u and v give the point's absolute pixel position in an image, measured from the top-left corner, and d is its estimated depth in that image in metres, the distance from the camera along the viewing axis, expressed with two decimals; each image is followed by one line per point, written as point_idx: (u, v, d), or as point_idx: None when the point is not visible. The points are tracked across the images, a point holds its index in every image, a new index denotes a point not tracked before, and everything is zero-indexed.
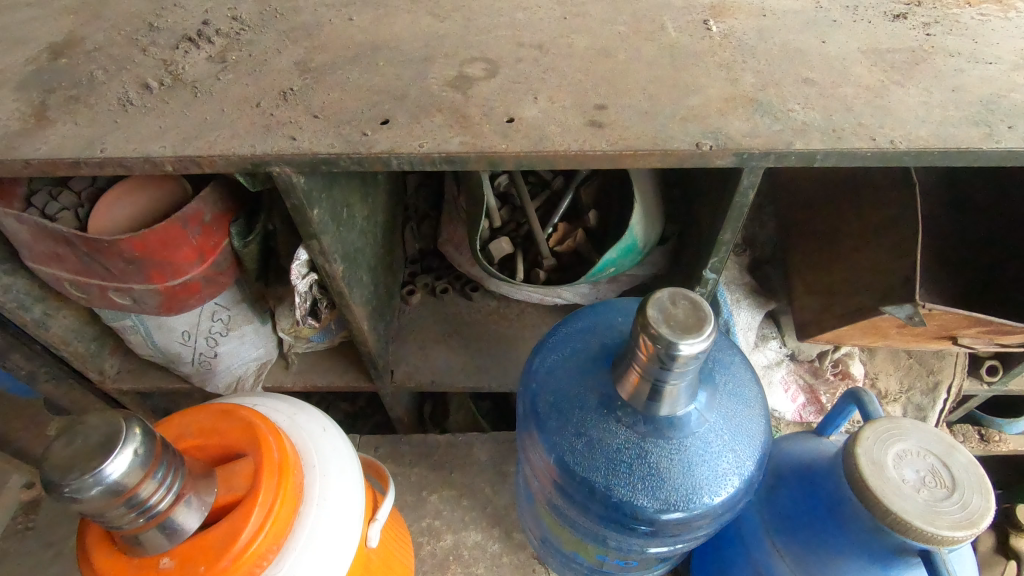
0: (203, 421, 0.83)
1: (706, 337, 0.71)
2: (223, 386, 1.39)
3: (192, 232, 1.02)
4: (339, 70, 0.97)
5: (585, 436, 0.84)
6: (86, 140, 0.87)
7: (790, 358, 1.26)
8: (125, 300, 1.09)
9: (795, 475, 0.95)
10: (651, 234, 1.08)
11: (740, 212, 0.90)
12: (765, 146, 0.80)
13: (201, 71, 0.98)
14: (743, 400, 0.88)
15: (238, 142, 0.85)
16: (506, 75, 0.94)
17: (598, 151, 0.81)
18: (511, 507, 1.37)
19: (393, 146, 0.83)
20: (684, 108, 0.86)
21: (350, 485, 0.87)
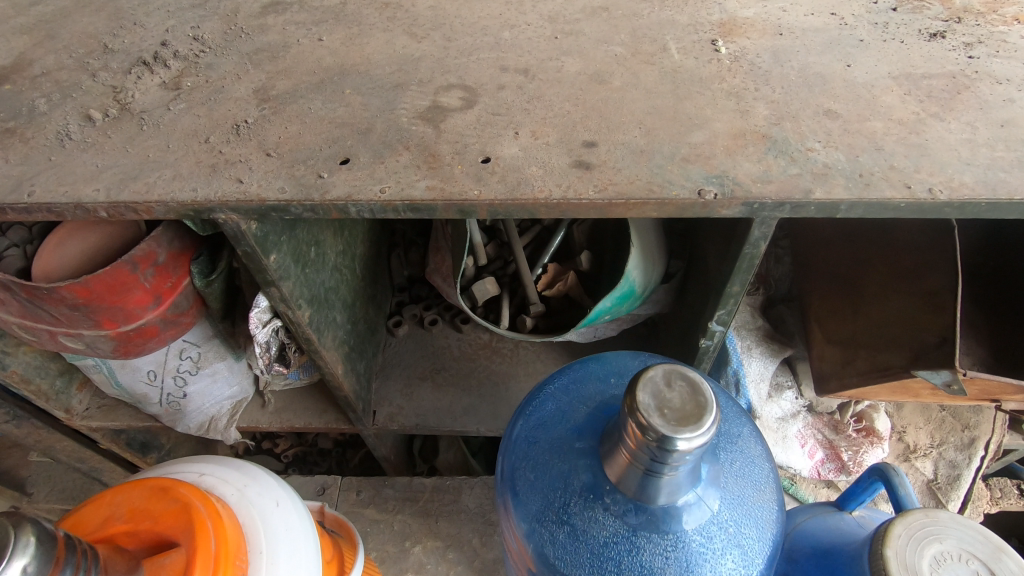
0: (136, 501, 0.74)
1: (706, 430, 0.60)
2: (195, 425, 1.30)
3: (144, 275, 0.93)
4: (302, 99, 0.87)
5: (568, 526, 0.74)
6: (15, 181, 0.78)
7: (808, 411, 1.14)
8: (77, 345, 1.00)
9: (812, 560, 0.85)
10: (650, 278, 0.96)
11: (750, 263, 0.78)
12: (779, 195, 0.69)
13: (151, 100, 0.89)
14: (753, 483, 0.77)
15: (179, 186, 0.75)
16: (485, 105, 0.83)
17: (584, 200, 0.70)
18: (500, 562, 1.26)
19: (350, 192, 0.73)
20: (685, 146, 0.75)
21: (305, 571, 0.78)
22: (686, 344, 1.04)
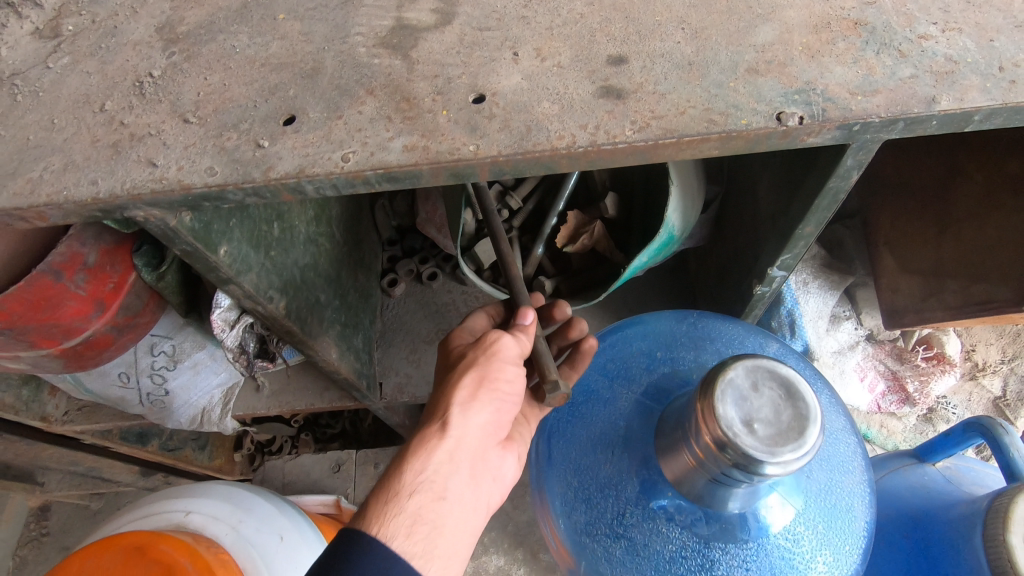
0: (110, 567, 0.62)
1: (810, 448, 0.46)
2: (186, 420, 1.17)
3: (74, 282, 0.76)
4: (221, 34, 0.65)
5: (625, 540, 0.62)
6: None
7: (867, 340, 1.00)
8: (20, 366, 0.85)
9: (897, 528, 0.75)
10: (692, 218, 0.79)
11: (834, 199, 0.60)
12: (890, 109, 0.50)
13: (23, 56, 0.67)
14: (840, 465, 0.64)
15: (74, 177, 0.56)
16: (468, 18, 0.61)
17: (620, 144, 0.51)
18: (535, 523, 1.18)
19: (301, 165, 0.54)
20: (750, 50, 0.55)
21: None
22: (731, 288, 0.88)
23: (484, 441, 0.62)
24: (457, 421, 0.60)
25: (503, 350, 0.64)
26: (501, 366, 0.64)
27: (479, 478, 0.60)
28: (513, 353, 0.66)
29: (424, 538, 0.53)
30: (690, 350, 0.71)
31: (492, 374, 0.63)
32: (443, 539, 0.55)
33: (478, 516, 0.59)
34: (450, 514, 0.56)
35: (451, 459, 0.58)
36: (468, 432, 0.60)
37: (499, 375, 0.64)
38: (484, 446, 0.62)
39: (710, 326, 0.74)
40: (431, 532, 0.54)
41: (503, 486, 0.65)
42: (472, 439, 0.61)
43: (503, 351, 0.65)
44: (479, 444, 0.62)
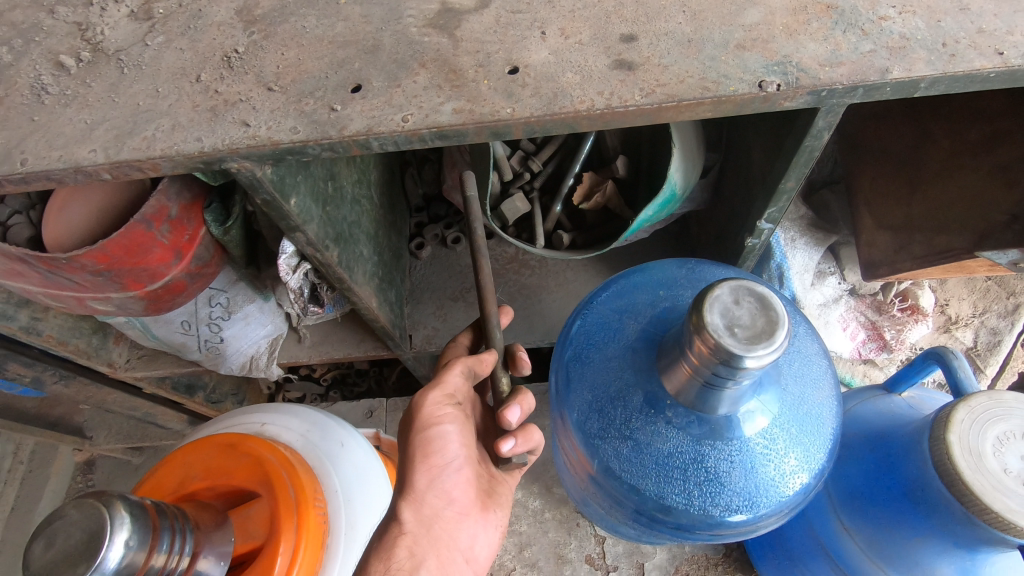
0: (208, 460, 0.75)
1: (778, 346, 0.59)
2: (238, 367, 1.30)
3: (160, 232, 0.88)
4: (292, 16, 0.76)
5: (632, 441, 0.75)
6: (3, 149, 0.71)
7: (850, 294, 1.12)
8: (107, 307, 0.98)
9: (864, 444, 0.87)
10: (691, 177, 0.90)
11: (810, 156, 0.72)
12: (852, 78, 0.61)
13: (123, 35, 0.79)
14: (812, 382, 0.77)
15: (181, 136, 0.69)
16: (502, 3, 0.73)
17: (631, 107, 0.63)
18: (550, 462, 1.31)
19: (370, 124, 0.66)
20: (739, 30, 0.66)
21: (369, 506, 0.81)
22: (728, 244, 1.00)
23: (442, 533, 0.75)
24: (408, 513, 0.74)
25: (427, 409, 0.78)
26: (427, 432, 0.77)
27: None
28: (440, 407, 0.79)
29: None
30: (689, 288, 0.83)
31: (428, 445, 0.76)
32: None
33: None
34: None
35: (410, 555, 0.72)
36: (427, 533, 0.74)
37: (433, 438, 0.77)
38: (449, 540, 0.75)
39: (707, 271, 0.86)
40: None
41: (476, 566, 0.80)
42: (432, 531, 0.74)
43: (428, 412, 0.78)
44: (438, 528, 0.75)
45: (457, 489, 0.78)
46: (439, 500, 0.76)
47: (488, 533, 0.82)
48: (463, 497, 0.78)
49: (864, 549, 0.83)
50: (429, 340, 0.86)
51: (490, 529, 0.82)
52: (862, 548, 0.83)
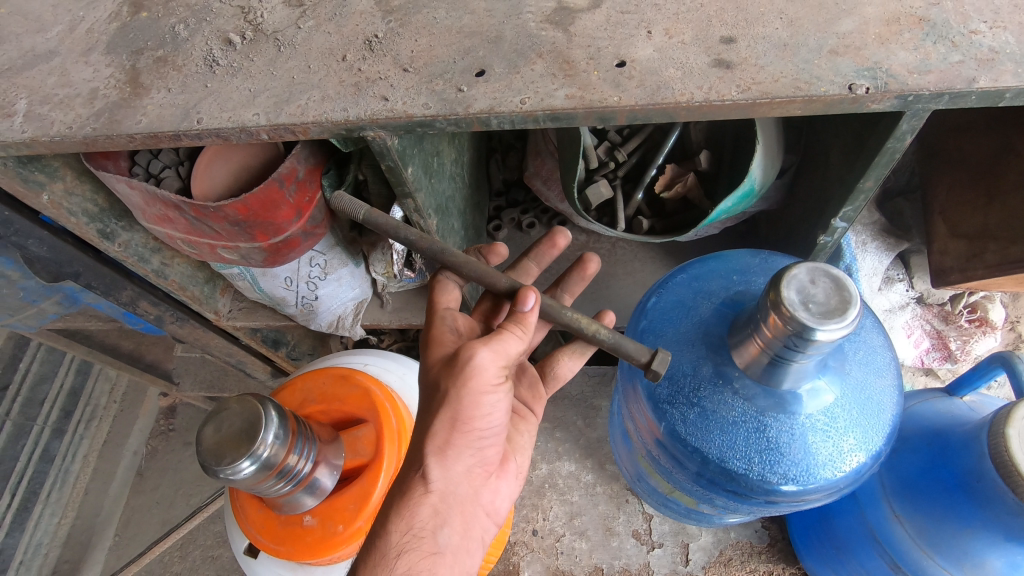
0: (324, 387, 0.90)
1: (848, 322, 0.66)
2: (326, 324, 1.43)
3: (289, 191, 1.01)
4: (425, 8, 0.87)
5: (699, 407, 0.82)
6: (183, 109, 0.85)
7: (917, 302, 1.14)
8: (232, 256, 1.11)
9: (921, 439, 0.91)
10: (771, 173, 0.97)
11: (891, 158, 0.77)
12: (939, 85, 0.66)
13: (280, 19, 0.92)
14: (875, 370, 0.84)
15: (330, 106, 0.80)
16: (613, 3, 0.81)
17: (727, 101, 0.70)
18: (605, 440, 1.37)
19: (492, 104, 0.76)
20: (833, 37, 0.72)
21: None
22: (800, 241, 1.05)
23: (466, 492, 0.78)
24: (439, 474, 0.75)
25: (479, 373, 0.76)
26: (476, 396, 0.76)
27: (474, 548, 0.78)
28: (492, 369, 0.78)
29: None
30: (762, 275, 0.90)
31: (474, 410, 0.76)
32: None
33: (477, 550, 0.79)
34: (441, 565, 0.73)
35: (433, 514, 0.74)
36: (453, 493, 0.76)
37: (479, 402, 0.77)
38: (471, 498, 0.78)
39: (779, 263, 0.92)
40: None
41: (495, 518, 0.85)
42: (457, 492, 0.77)
43: (480, 371, 0.76)
44: (461, 487, 0.77)
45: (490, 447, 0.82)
46: (467, 461, 0.78)
47: (507, 486, 0.87)
48: (488, 457, 0.82)
49: (913, 537, 0.87)
50: (524, 301, 0.83)
51: (507, 483, 0.87)
52: (911, 535, 0.87)
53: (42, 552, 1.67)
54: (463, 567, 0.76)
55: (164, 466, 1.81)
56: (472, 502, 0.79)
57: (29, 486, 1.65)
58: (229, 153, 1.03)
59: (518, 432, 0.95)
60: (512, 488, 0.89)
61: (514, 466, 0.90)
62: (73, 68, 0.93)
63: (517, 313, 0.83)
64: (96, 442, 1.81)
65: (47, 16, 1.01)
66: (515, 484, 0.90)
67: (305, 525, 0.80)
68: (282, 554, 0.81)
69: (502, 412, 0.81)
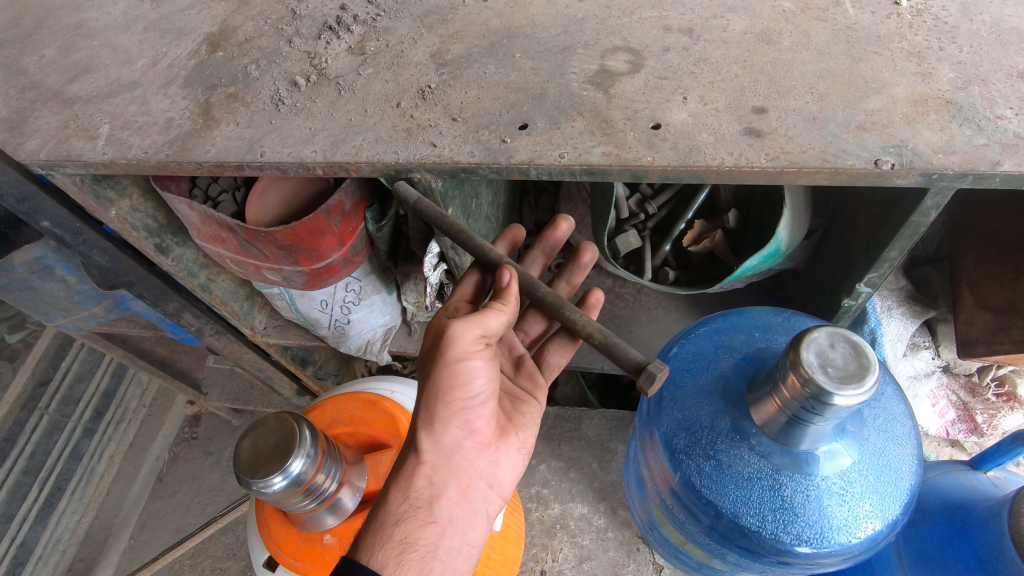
0: (352, 410, 0.95)
1: (866, 389, 0.68)
2: (355, 347, 1.47)
3: (335, 221, 1.06)
4: (476, 63, 0.94)
5: (715, 460, 0.84)
6: (248, 142, 0.93)
7: (943, 371, 1.13)
8: (276, 277, 1.17)
9: (940, 511, 0.90)
10: (797, 235, 1.00)
11: (916, 230, 0.79)
12: (963, 166, 0.70)
13: (343, 65, 1.00)
14: (894, 438, 0.84)
15: (382, 148, 0.87)
16: (652, 69, 0.87)
17: (756, 168, 0.74)
18: (618, 484, 1.37)
19: (532, 156, 0.81)
20: (861, 113, 0.76)
21: None
22: (825, 303, 1.06)
23: (461, 462, 0.81)
24: (429, 446, 0.79)
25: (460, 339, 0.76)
26: (462, 364, 0.77)
27: (476, 520, 0.82)
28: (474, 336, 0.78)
29: (420, 557, 0.75)
30: (783, 334, 0.92)
31: (461, 378, 0.77)
32: (436, 559, 0.76)
33: (478, 522, 0.82)
34: (440, 535, 0.77)
35: (429, 486, 0.78)
36: (448, 467, 0.80)
37: (462, 371, 0.77)
38: (468, 468, 0.82)
39: (802, 322, 0.94)
40: (426, 552, 0.76)
41: (500, 490, 0.86)
42: (452, 465, 0.80)
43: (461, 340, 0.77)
44: (455, 459, 0.80)
45: (484, 417, 0.82)
46: (460, 428, 0.80)
47: (510, 459, 0.87)
48: (484, 430, 0.83)
49: None
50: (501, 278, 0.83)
51: (512, 454, 0.87)
52: None
53: (60, 548, 1.70)
54: (464, 541, 0.80)
55: (184, 474, 1.84)
56: (470, 475, 0.82)
57: (56, 482, 1.72)
58: (271, 190, 1.10)
59: (521, 412, 0.90)
60: (516, 460, 0.88)
61: (517, 439, 0.89)
62: (152, 99, 1.03)
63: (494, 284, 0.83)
64: (122, 444, 1.87)
65: (134, 50, 1.11)
66: (520, 458, 0.89)
67: (325, 544, 0.84)
68: (300, 570, 0.84)
69: (486, 378, 0.80)
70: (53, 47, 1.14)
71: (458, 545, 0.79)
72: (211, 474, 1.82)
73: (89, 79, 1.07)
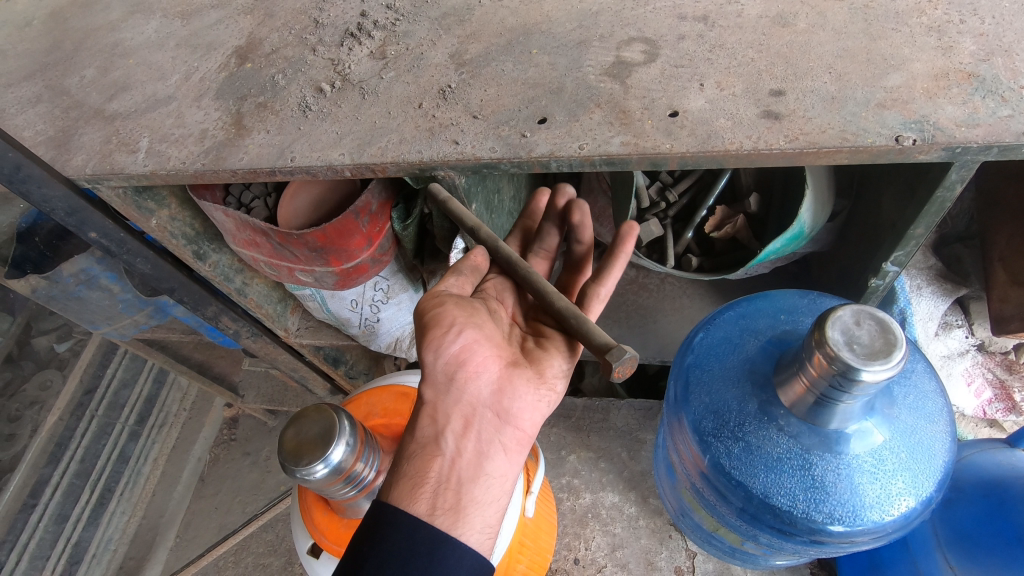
0: (386, 402, 1.00)
1: (894, 364, 0.68)
2: (385, 346, 1.51)
3: (363, 221, 1.10)
4: (494, 61, 0.96)
5: (743, 441, 0.85)
6: (279, 148, 0.97)
7: (977, 349, 1.12)
8: (308, 278, 1.20)
9: (977, 490, 0.89)
10: (820, 217, 1.00)
11: (942, 206, 0.79)
12: (987, 138, 0.69)
13: (365, 70, 1.04)
14: (925, 416, 0.84)
15: (407, 148, 0.90)
16: (668, 58, 0.88)
17: (775, 150, 0.74)
18: (648, 473, 1.38)
19: (553, 149, 0.82)
20: (881, 91, 0.76)
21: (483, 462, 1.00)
22: (853, 284, 1.06)
23: (461, 395, 0.80)
24: (425, 386, 0.81)
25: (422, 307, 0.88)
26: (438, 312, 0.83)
27: (490, 451, 0.79)
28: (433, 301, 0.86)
29: (433, 488, 0.74)
30: (809, 315, 0.92)
31: (437, 319, 0.82)
32: (450, 490, 0.74)
33: (496, 455, 0.80)
34: (450, 467, 0.76)
35: (433, 422, 0.79)
36: (446, 399, 0.80)
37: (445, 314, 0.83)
38: (471, 401, 0.80)
39: (828, 303, 0.94)
40: (438, 485, 0.74)
41: (515, 422, 0.82)
42: (449, 398, 0.80)
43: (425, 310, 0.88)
44: (457, 396, 0.80)
45: (472, 344, 0.81)
46: (444, 359, 0.81)
47: (525, 391, 0.82)
48: (484, 363, 0.82)
49: None
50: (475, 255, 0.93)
51: (524, 386, 0.82)
52: None
53: (111, 547, 1.79)
54: (480, 472, 0.77)
55: (225, 474, 1.90)
56: (471, 404, 0.80)
57: (106, 483, 1.79)
58: (302, 197, 1.15)
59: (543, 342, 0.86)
60: (533, 392, 0.83)
61: (531, 368, 0.84)
62: (187, 111, 1.07)
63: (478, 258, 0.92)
64: (165, 446, 1.94)
65: (167, 66, 1.16)
66: (541, 393, 0.84)
67: None
68: (344, 555, 0.88)
69: (458, 314, 0.83)
70: (92, 67, 1.20)
71: (474, 476, 0.77)
72: (250, 474, 1.88)
73: (128, 96, 1.13)
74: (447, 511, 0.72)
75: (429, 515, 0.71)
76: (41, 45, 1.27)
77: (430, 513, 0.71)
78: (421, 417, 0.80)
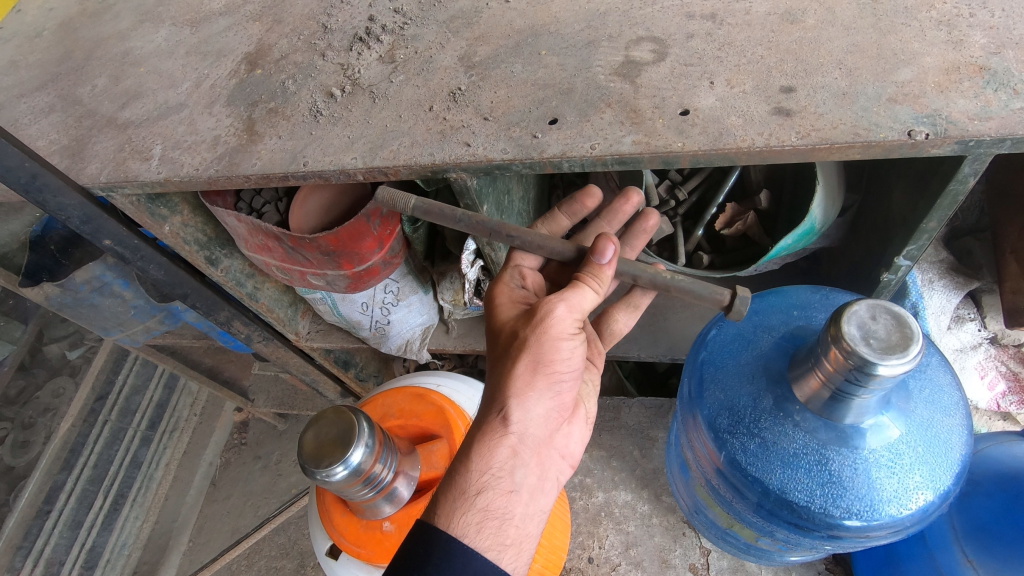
0: (402, 403, 1.01)
1: (910, 357, 0.69)
2: (396, 347, 1.51)
3: (374, 224, 1.10)
4: (503, 63, 0.97)
5: (759, 438, 0.85)
6: (291, 154, 0.97)
7: (990, 343, 1.12)
8: (319, 281, 1.21)
9: (995, 483, 0.89)
10: (832, 213, 1.00)
11: (954, 199, 0.79)
12: (1000, 131, 0.70)
13: (375, 74, 1.04)
14: (942, 409, 0.84)
15: (419, 151, 0.90)
16: (677, 56, 0.88)
17: (787, 146, 0.75)
18: (661, 471, 1.38)
19: (565, 149, 0.83)
20: (892, 85, 0.76)
21: None
22: (864, 279, 1.06)
23: (542, 435, 0.80)
24: (520, 416, 0.77)
25: (557, 320, 0.79)
26: (555, 341, 0.79)
27: (548, 487, 0.81)
28: (569, 320, 0.81)
29: (497, 525, 0.72)
30: (822, 311, 0.92)
31: (554, 354, 0.79)
32: (512, 524, 0.74)
33: (551, 491, 0.81)
34: (516, 502, 0.75)
35: (513, 455, 0.76)
36: (533, 437, 0.79)
37: (559, 348, 0.80)
38: (546, 440, 0.81)
39: (841, 299, 0.94)
40: (503, 520, 0.73)
41: (569, 460, 0.87)
42: (534, 434, 0.79)
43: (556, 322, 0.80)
44: (539, 431, 0.79)
45: (568, 388, 0.83)
46: (546, 396, 0.80)
47: (578, 430, 0.89)
48: (564, 401, 0.83)
49: None
50: (603, 252, 0.82)
51: (578, 428, 0.89)
52: None
53: (125, 552, 1.78)
54: (537, 506, 0.79)
55: (237, 477, 1.91)
56: (548, 446, 0.81)
57: (119, 489, 1.80)
58: (314, 199, 1.15)
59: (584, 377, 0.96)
60: (582, 432, 0.90)
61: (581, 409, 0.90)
62: (199, 118, 1.08)
63: (593, 265, 0.83)
64: (177, 451, 1.94)
65: (178, 73, 1.17)
66: (583, 428, 0.90)
67: (385, 531, 0.89)
68: (361, 556, 0.89)
69: (579, 358, 0.83)
70: (104, 76, 1.21)
71: (531, 512, 0.78)
72: (261, 478, 1.88)
73: (140, 104, 1.14)
74: (507, 546, 0.73)
75: (495, 551, 0.71)
76: (52, 55, 1.28)
77: (496, 551, 0.71)
78: (500, 447, 0.76)
